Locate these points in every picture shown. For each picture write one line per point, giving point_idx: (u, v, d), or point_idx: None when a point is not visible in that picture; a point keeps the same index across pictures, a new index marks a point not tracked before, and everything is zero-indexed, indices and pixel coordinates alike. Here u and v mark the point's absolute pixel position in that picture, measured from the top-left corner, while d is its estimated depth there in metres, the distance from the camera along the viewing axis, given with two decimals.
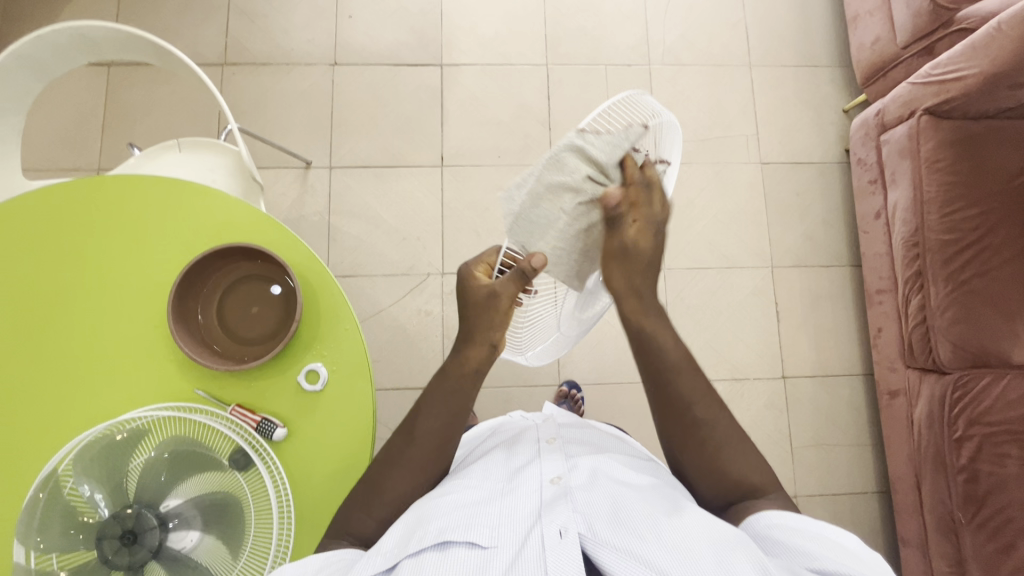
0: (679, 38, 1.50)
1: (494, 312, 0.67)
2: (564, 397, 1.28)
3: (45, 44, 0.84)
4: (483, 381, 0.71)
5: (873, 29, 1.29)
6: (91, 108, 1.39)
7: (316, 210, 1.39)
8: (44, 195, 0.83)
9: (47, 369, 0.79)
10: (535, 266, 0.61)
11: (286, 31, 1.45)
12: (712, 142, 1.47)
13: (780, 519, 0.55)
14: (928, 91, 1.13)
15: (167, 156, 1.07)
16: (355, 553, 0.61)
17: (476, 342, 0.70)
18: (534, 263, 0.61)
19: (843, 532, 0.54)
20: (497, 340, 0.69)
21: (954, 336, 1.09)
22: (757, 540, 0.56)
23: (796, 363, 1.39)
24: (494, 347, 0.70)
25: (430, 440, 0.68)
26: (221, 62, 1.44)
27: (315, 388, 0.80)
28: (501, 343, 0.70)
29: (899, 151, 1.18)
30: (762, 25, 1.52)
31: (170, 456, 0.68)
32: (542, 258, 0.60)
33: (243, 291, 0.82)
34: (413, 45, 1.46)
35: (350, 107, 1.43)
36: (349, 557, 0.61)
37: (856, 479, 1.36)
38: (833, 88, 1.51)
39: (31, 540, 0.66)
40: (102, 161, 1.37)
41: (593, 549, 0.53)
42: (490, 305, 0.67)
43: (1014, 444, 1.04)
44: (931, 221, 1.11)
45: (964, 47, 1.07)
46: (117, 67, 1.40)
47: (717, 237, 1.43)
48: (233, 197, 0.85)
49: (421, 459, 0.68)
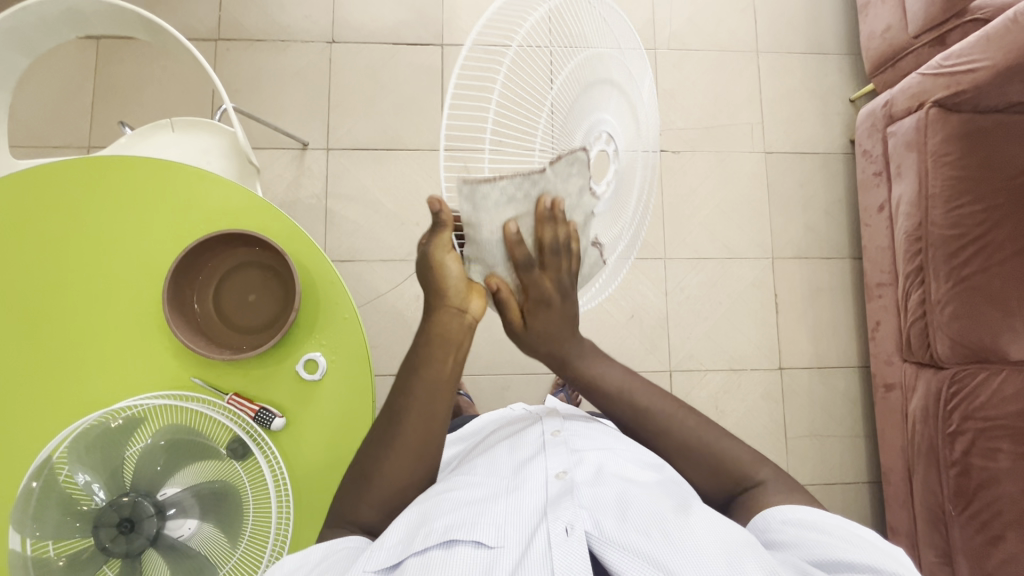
0: (685, 22, 1.47)
1: (441, 278, 0.59)
2: (562, 386, 1.29)
3: (30, 17, 0.80)
4: (463, 357, 0.64)
5: (885, 18, 1.26)
6: (81, 83, 1.35)
7: (312, 193, 1.36)
8: (35, 175, 0.80)
9: (40, 356, 0.78)
10: (438, 207, 0.56)
11: (282, 6, 1.41)
12: (716, 130, 1.45)
13: (791, 516, 0.55)
14: (938, 82, 1.11)
15: (159, 136, 1.04)
16: (359, 543, 0.59)
17: (440, 311, 0.61)
18: (437, 207, 0.56)
19: (839, 517, 0.55)
20: (461, 304, 0.60)
21: (953, 331, 1.09)
22: (767, 536, 0.56)
23: (794, 355, 1.40)
24: (462, 312, 0.61)
25: (411, 442, 0.63)
26: (215, 37, 1.40)
27: (314, 378, 0.79)
28: (469, 307, 0.61)
29: (906, 143, 1.17)
30: (771, 9, 1.49)
31: (167, 443, 0.67)
32: (435, 200, 0.55)
33: (238, 278, 0.80)
34: (413, 23, 1.42)
35: (349, 87, 1.40)
36: (354, 546, 0.59)
37: (849, 470, 1.38)
38: (840, 76, 1.48)
39: (27, 528, 0.65)
40: (92, 139, 1.33)
41: (600, 548, 0.52)
42: (425, 269, 0.59)
43: (1007, 438, 1.05)
44: (936, 216, 1.10)
45: (979, 38, 1.05)
46: (106, 41, 1.36)
47: (719, 227, 1.42)
48: (226, 179, 0.83)
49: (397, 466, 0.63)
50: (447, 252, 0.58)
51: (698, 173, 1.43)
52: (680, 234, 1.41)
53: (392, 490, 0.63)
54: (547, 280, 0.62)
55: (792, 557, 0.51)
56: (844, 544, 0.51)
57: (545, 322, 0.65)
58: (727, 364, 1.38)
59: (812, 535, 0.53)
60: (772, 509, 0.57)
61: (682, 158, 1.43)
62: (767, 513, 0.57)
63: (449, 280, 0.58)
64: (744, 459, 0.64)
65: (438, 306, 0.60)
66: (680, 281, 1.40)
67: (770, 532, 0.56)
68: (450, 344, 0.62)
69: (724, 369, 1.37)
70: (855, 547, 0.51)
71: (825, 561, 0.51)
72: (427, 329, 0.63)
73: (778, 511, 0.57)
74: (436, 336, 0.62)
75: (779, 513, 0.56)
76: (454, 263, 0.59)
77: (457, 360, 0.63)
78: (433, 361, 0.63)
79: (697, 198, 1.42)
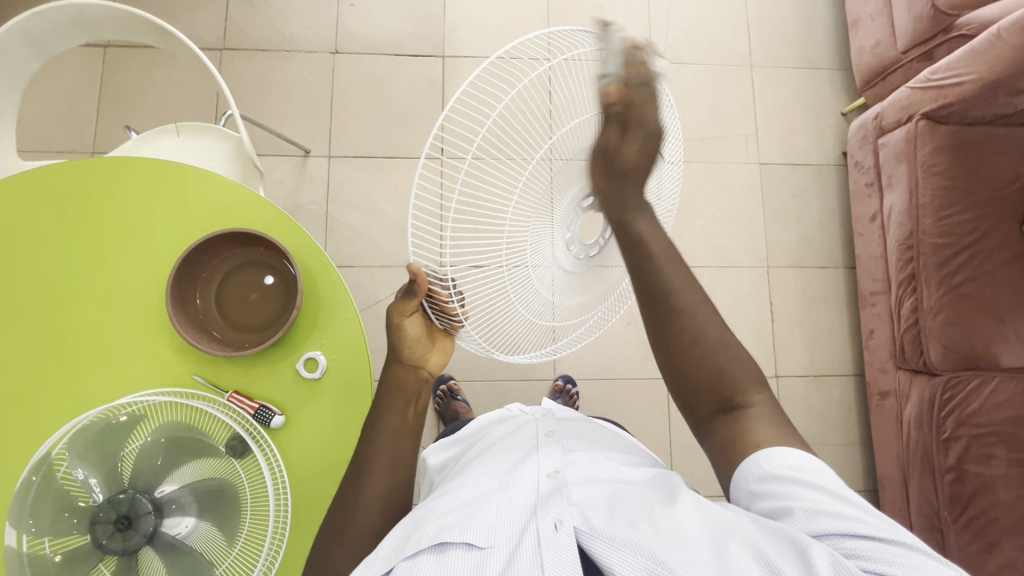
0: (681, 37, 1.50)
1: (405, 342, 0.70)
2: (559, 392, 1.30)
3: (44, 21, 0.82)
4: (421, 408, 0.72)
5: (874, 34, 1.30)
6: (86, 89, 1.37)
7: (314, 199, 1.38)
8: (44, 175, 0.82)
9: (39, 354, 0.78)
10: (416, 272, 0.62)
11: (287, 17, 1.44)
12: (711, 141, 1.47)
13: (779, 469, 0.53)
14: (926, 96, 1.14)
15: (165, 140, 1.06)
16: None
17: (404, 367, 0.71)
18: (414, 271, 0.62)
19: (827, 474, 0.52)
20: (420, 360, 0.71)
21: (945, 337, 1.11)
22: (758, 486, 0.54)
23: (789, 364, 1.41)
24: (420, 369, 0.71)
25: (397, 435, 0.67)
26: (220, 46, 1.42)
27: (313, 377, 0.80)
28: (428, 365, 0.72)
29: (897, 154, 1.19)
30: (765, 24, 1.53)
31: (167, 440, 0.68)
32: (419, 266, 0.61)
33: (241, 276, 0.81)
34: (415, 35, 1.45)
35: (351, 96, 1.42)
36: None
37: (845, 478, 1.38)
38: (832, 90, 1.52)
39: (24, 524, 0.65)
40: (96, 143, 1.35)
41: (588, 542, 0.52)
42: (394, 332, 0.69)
43: (1000, 445, 1.07)
44: (926, 225, 1.12)
45: (965, 52, 1.08)
46: (113, 48, 1.38)
47: (714, 236, 1.44)
48: (231, 180, 0.84)
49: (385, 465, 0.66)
50: (407, 316, 0.69)
51: (694, 183, 1.46)
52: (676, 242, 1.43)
53: (382, 484, 0.66)
54: (630, 148, 0.59)
55: (788, 530, 0.50)
56: (833, 505, 0.50)
57: (636, 151, 0.59)
58: None
59: (809, 500, 0.50)
60: (762, 456, 0.55)
61: None
62: (754, 460, 0.55)
63: (408, 339, 0.69)
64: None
65: (397, 358, 0.71)
66: None
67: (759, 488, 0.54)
68: (408, 395, 0.71)
69: None
70: (852, 509, 0.49)
71: (820, 532, 0.49)
72: (385, 382, 0.71)
73: (771, 464, 0.53)
74: (395, 387, 0.71)
75: (768, 465, 0.54)
76: (415, 326, 0.70)
77: (416, 409, 0.71)
78: (393, 410, 0.70)
79: (693, 207, 1.45)
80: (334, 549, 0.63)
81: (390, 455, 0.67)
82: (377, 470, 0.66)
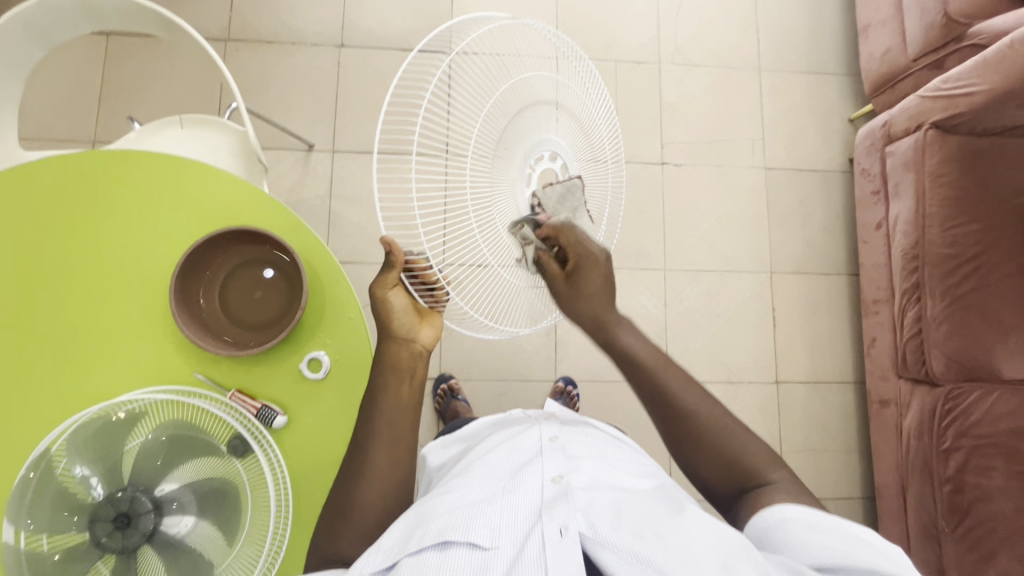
0: (690, 38, 1.49)
1: (391, 316, 0.69)
2: (561, 393, 1.29)
3: (48, 10, 0.81)
4: (419, 390, 0.70)
5: (884, 40, 1.29)
6: (88, 79, 1.35)
7: (316, 194, 1.37)
8: (47, 166, 0.80)
9: (39, 348, 0.77)
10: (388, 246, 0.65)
11: (293, 9, 1.42)
12: (718, 144, 1.47)
13: (792, 513, 0.56)
14: (937, 105, 1.13)
15: (168, 132, 1.04)
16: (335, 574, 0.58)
17: (395, 343, 0.69)
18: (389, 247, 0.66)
19: (840, 522, 0.55)
20: (409, 332, 0.70)
21: (949, 348, 1.11)
22: (766, 531, 0.56)
23: (790, 369, 1.41)
24: (411, 343, 0.69)
25: (399, 439, 0.67)
26: (225, 37, 1.41)
27: (317, 377, 0.79)
28: (420, 339, 0.70)
29: (904, 162, 1.19)
30: (774, 28, 1.52)
31: (168, 439, 0.68)
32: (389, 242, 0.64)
33: (245, 275, 0.80)
34: (422, 30, 1.43)
35: (356, 91, 1.41)
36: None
37: (843, 485, 1.38)
38: (839, 96, 1.51)
39: (21, 521, 0.63)
40: (98, 134, 1.34)
41: (592, 549, 0.52)
42: (382, 305, 0.69)
43: (1000, 457, 1.07)
44: (932, 235, 1.12)
45: (977, 62, 1.07)
46: (115, 37, 1.36)
47: (718, 240, 1.43)
48: (236, 176, 0.83)
49: (386, 470, 0.66)
50: (391, 289, 0.69)
51: (699, 186, 1.45)
52: (680, 245, 1.42)
53: (382, 488, 0.65)
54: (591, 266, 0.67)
55: (790, 560, 0.51)
56: (839, 544, 0.52)
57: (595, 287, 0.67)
58: (723, 376, 1.39)
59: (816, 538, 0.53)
60: (770, 507, 0.58)
61: (683, 171, 1.45)
62: (768, 509, 0.58)
63: (393, 313, 0.69)
64: (759, 459, 0.63)
65: (387, 334, 0.69)
66: (680, 291, 1.41)
67: (769, 531, 0.56)
68: (404, 371, 0.69)
69: (721, 380, 1.38)
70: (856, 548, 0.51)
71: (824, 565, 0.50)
72: (380, 360, 0.69)
73: (784, 531, 0.54)
74: (388, 363, 0.69)
75: (777, 511, 0.57)
76: (400, 299, 0.69)
77: (413, 387, 0.69)
78: (390, 388, 0.68)
79: (697, 211, 1.44)
80: (337, 549, 0.63)
81: (392, 459, 0.67)
82: (379, 475, 0.65)
